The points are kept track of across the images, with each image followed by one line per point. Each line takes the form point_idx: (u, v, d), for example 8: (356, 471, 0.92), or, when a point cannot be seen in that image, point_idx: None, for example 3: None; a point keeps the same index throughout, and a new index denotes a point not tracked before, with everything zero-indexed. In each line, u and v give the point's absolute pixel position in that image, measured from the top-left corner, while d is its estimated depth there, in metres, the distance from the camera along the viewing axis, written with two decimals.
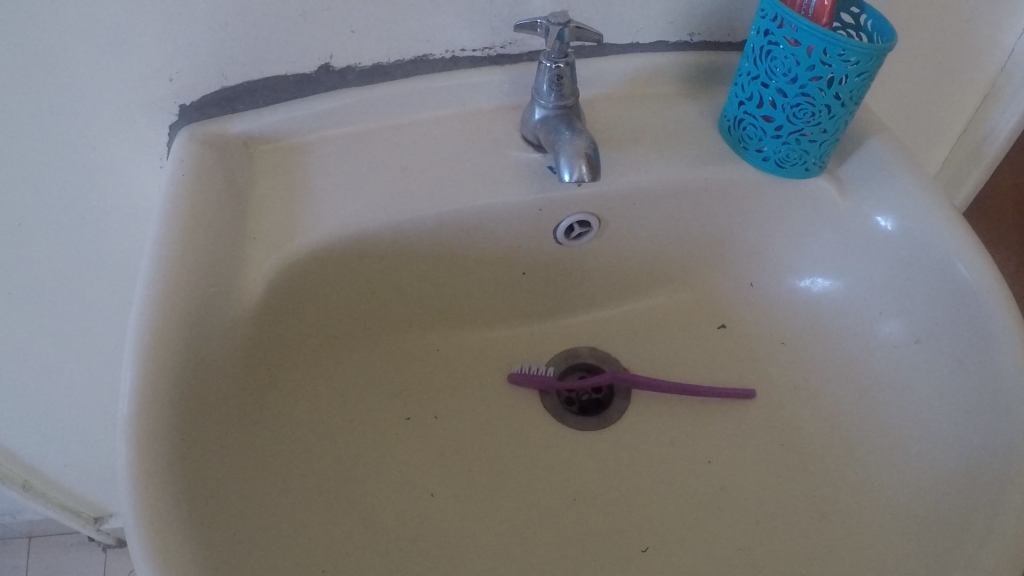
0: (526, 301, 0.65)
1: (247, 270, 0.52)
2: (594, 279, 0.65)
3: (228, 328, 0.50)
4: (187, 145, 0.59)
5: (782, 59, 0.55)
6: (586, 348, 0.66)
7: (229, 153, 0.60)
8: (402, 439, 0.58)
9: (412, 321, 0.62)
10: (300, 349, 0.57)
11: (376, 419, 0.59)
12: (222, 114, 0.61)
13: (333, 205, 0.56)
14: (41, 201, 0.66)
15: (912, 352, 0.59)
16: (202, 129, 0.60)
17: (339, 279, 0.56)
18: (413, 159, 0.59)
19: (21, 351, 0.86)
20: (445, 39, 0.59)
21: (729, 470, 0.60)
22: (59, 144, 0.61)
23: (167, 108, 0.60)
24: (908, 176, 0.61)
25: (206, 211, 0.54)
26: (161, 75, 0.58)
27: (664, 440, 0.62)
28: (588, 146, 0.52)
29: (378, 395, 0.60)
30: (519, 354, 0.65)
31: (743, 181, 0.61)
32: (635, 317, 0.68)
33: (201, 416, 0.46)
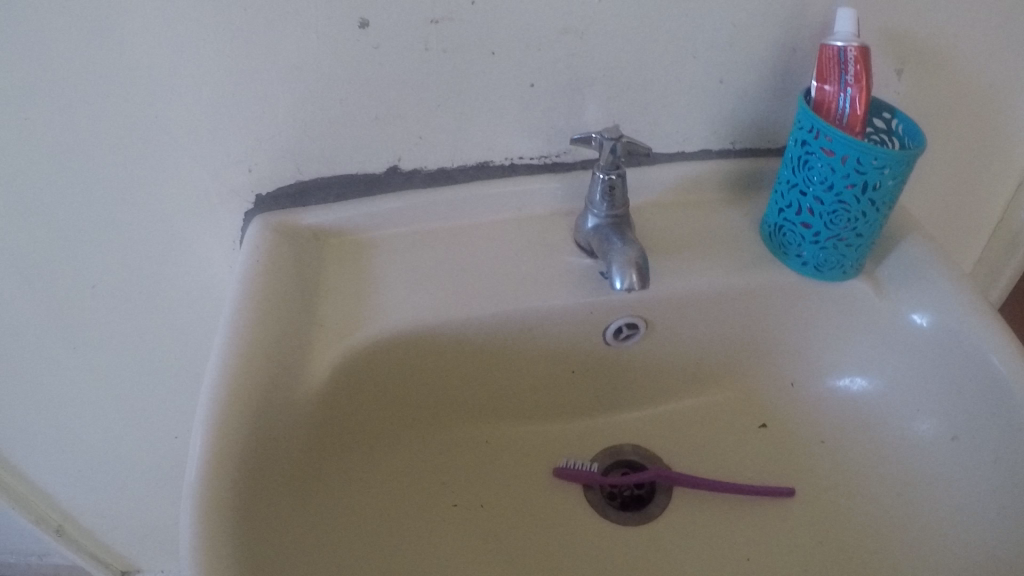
0: (573, 397, 0.67)
1: (314, 349, 0.56)
2: (637, 379, 0.68)
3: (294, 404, 0.54)
4: (260, 233, 0.63)
5: (819, 168, 0.58)
6: (628, 446, 0.69)
7: (300, 244, 0.64)
8: (448, 526, 0.61)
9: (465, 412, 0.65)
10: (357, 433, 0.60)
11: (424, 505, 0.61)
12: (294, 206, 0.66)
13: (395, 301, 0.60)
14: (119, 257, 0.73)
15: (949, 450, 0.60)
16: (276, 219, 0.64)
17: (397, 368, 0.60)
18: (472, 259, 0.63)
19: (85, 396, 0.92)
20: (505, 146, 0.64)
21: (765, 566, 0.61)
22: (143, 216, 0.68)
23: (245, 196, 0.66)
24: (944, 277, 0.63)
25: (279, 295, 0.58)
26: (241, 164, 0.63)
27: (702, 536, 0.63)
28: (638, 255, 0.55)
29: (429, 482, 0.63)
30: (564, 449, 0.68)
31: (783, 285, 0.64)
32: (676, 412, 0.70)
33: (260, 488, 0.49)
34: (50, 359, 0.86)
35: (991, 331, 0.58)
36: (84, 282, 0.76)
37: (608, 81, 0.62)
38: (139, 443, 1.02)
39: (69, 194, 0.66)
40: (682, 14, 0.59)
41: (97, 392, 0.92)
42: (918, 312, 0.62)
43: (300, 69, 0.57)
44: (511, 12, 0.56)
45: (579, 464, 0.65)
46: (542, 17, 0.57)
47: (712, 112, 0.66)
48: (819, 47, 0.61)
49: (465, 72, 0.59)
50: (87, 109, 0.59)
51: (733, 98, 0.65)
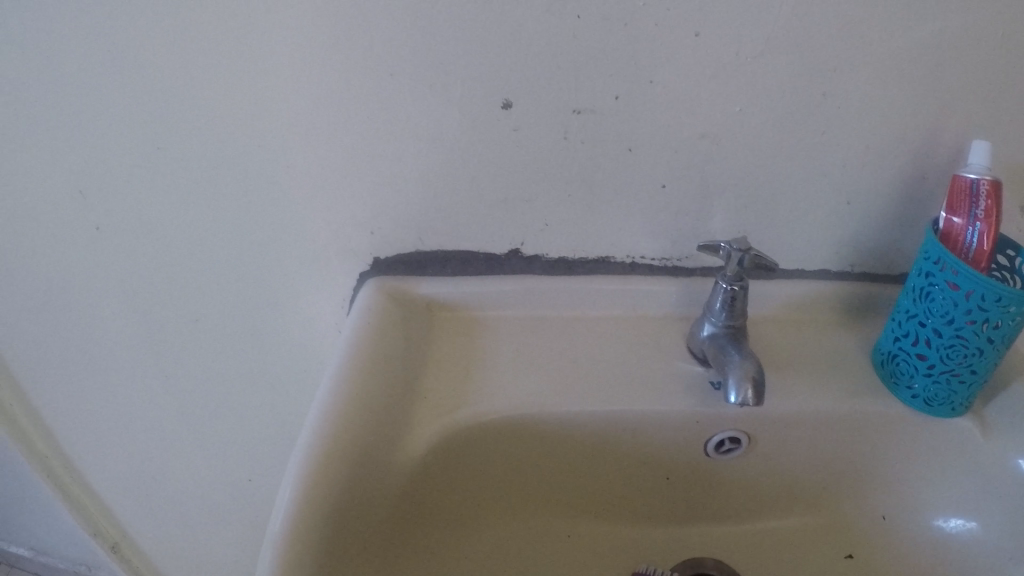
0: (662, 503, 0.65)
1: (413, 417, 0.57)
2: (729, 495, 0.65)
3: (390, 467, 0.53)
4: (373, 296, 0.64)
5: (940, 300, 0.57)
6: (711, 560, 0.65)
7: (410, 313, 0.65)
8: None
9: (550, 501, 0.64)
10: (439, 505, 0.59)
11: None
12: (410, 274, 0.66)
13: (499, 383, 0.60)
14: (226, 295, 0.75)
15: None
16: (393, 284, 0.65)
17: (491, 449, 0.59)
18: (581, 352, 0.63)
19: (169, 425, 0.94)
20: (628, 245, 0.64)
21: None
22: (260, 261, 0.70)
23: (362, 257, 0.67)
24: None
25: (386, 361, 0.59)
26: (365, 227, 0.65)
27: None
28: (755, 368, 0.54)
29: (504, 567, 0.61)
30: (645, 556, 0.65)
31: (891, 416, 0.62)
32: (760, 530, 0.67)
33: (342, 545, 0.48)
34: (142, 382, 0.88)
35: None
36: (188, 315, 0.78)
37: (736, 190, 0.62)
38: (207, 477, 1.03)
39: (196, 229, 0.68)
40: (819, 134, 0.59)
41: (182, 423, 0.94)
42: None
43: (435, 142, 0.59)
44: (650, 113, 0.57)
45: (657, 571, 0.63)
46: (680, 122, 0.58)
47: (836, 232, 0.65)
48: (952, 177, 0.59)
49: (597, 166, 0.60)
50: (230, 151, 0.61)
51: (859, 221, 0.65)
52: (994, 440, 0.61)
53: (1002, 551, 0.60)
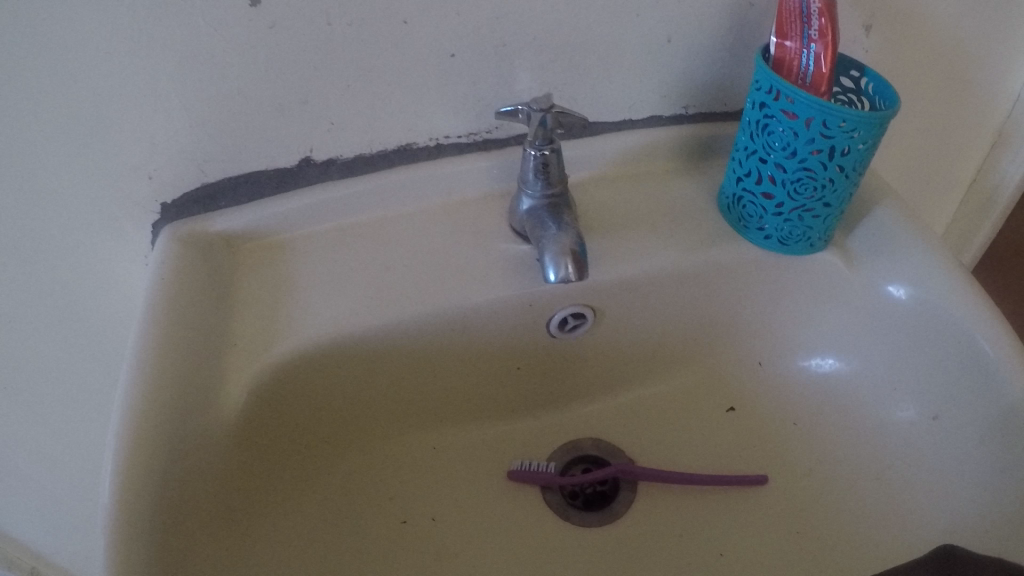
0: (526, 396, 0.61)
1: (228, 376, 0.50)
2: (589, 370, 0.61)
3: (205, 435, 0.47)
4: (169, 249, 0.55)
5: (780, 132, 0.52)
6: (588, 440, 0.62)
7: (211, 254, 0.57)
8: (397, 542, 0.54)
9: (403, 418, 0.59)
10: (275, 452, 0.53)
11: (369, 520, 0.55)
12: (203, 213, 0.58)
13: (311, 305, 0.54)
14: (5, 303, 0.63)
15: (932, 434, 0.53)
16: (186, 229, 0.57)
17: (319, 381, 0.53)
18: (400, 255, 0.57)
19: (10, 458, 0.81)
20: (429, 126, 0.58)
21: (743, 560, 0.54)
22: (40, 237, 0.57)
23: (149, 207, 0.57)
24: (913, 237, 0.56)
25: (181, 323, 0.51)
26: (139, 174, 0.55)
27: (672, 533, 0.56)
28: (574, 241, 0.51)
29: (368, 500, 0.56)
30: (522, 451, 0.61)
31: (745, 262, 0.58)
32: (635, 402, 0.63)
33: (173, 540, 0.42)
34: None
35: (965, 301, 0.52)
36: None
37: (538, 46, 0.55)
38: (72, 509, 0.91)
39: None
40: None
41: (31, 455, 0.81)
42: (892, 284, 0.56)
43: (186, 61, 0.49)
44: None
45: (535, 463, 0.59)
46: None
47: (658, 75, 0.60)
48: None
49: (373, 48, 0.52)
50: None
51: (682, 59, 0.59)
52: (858, 269, 0.58)
53: (882, 381, 0.57)
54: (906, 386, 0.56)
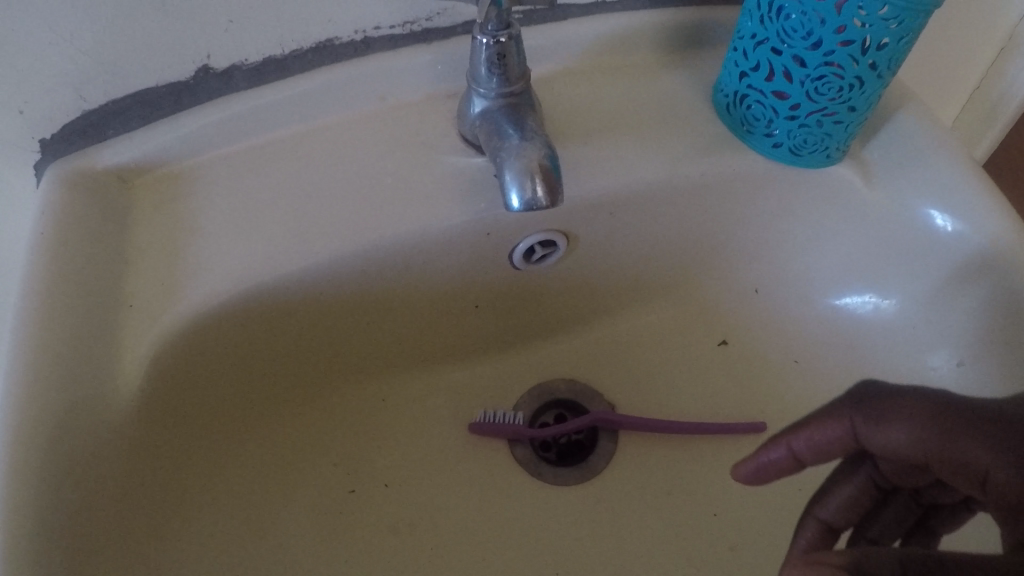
0: (490, 333, 0.53)
1: (123, 356, 0.40)
2: (558, 300, 0.53)
3: (100, 431, 0.38)
4: (53, 199, 0.44)
5: (800, 18, 0.41)
6: (562, 381, 0.54)
7: (105, 196, 0.45)
8: (345, 515, 0.47)
9: (346, 369, 0.51)
10: (195, 427, 0.45)
11: (312, 490, 0.48)
12: (87, 144, 0.45)
13: (221, 251, 0.44)
14: None
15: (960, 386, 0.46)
16: (70, 170, 0.45)
17: (240, 338, 0.45)
18: (330, 181, 0.47)
19: None
20: (353, 18, 0.46)
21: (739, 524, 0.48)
22: None
23: (25, 146, 0.44)
24: (945, 151, 0.47)
25: (61, 296, 0.40)
26: (6, 107, 0.42)
27: (660, 489, 0.50)
28: (542, 154, 0.41)
29: (311, 467, 0.49)
30: (486, 396, 0.54)
31: (748, 176, 0.49)
32: (614, 334, 0.56)
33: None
34: None
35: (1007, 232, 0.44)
36: None
37: None
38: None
39: None
40: None
41: None
42: (914, 203, 0.47)
43: None
44: None
45: (501, 414, 0.52)
46: None
47: None
48: None
49: None
50: None
51: None
52: (879, 186, 0.48)
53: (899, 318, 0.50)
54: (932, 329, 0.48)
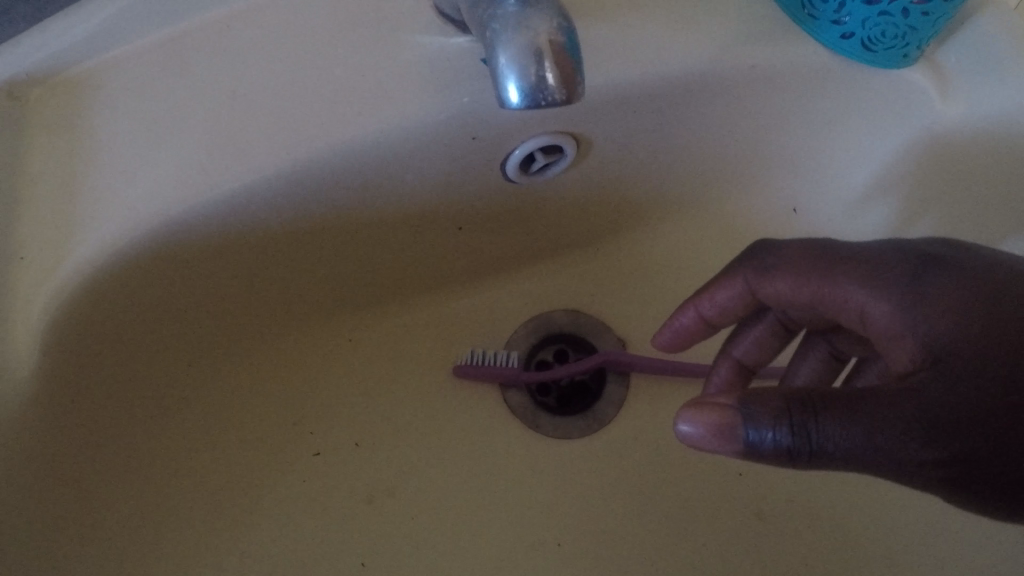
0: (478, 258, 0.46)
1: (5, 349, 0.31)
2: (555, 218, 0.45)
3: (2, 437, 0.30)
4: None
5: None
6: (562, 312, 0.47)
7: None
8: (312, 476, 0.42)
9: (307, 309, 0.43)
10: (138, 412, 0.37)
11: (275, 446, 0.42)
12: None
13: (134, 184, 0.33)
14: None
15: None
16: None
17: (185, 292, 0.37)
18: (268, 83, 0.35)
19: None
20: None
21: (766, 486, 0.44)
22: None
23: None
24: None
25: None
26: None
27: (675, 442, 0.44)
28: (553, 25, 0.29)
29: (274, 429, 0.43)
30: (474, 331, 0.47)
31: (803, 73, 0.39)
32: (617, 257, 0.48)
33: None
34: None
35: None
36: None
37: None
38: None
39: None
40: None
41: None
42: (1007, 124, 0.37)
43: None
44: None
45: (493, 355, 0.45)
46: None
47: None
48: None
49: None
50: None
51: None
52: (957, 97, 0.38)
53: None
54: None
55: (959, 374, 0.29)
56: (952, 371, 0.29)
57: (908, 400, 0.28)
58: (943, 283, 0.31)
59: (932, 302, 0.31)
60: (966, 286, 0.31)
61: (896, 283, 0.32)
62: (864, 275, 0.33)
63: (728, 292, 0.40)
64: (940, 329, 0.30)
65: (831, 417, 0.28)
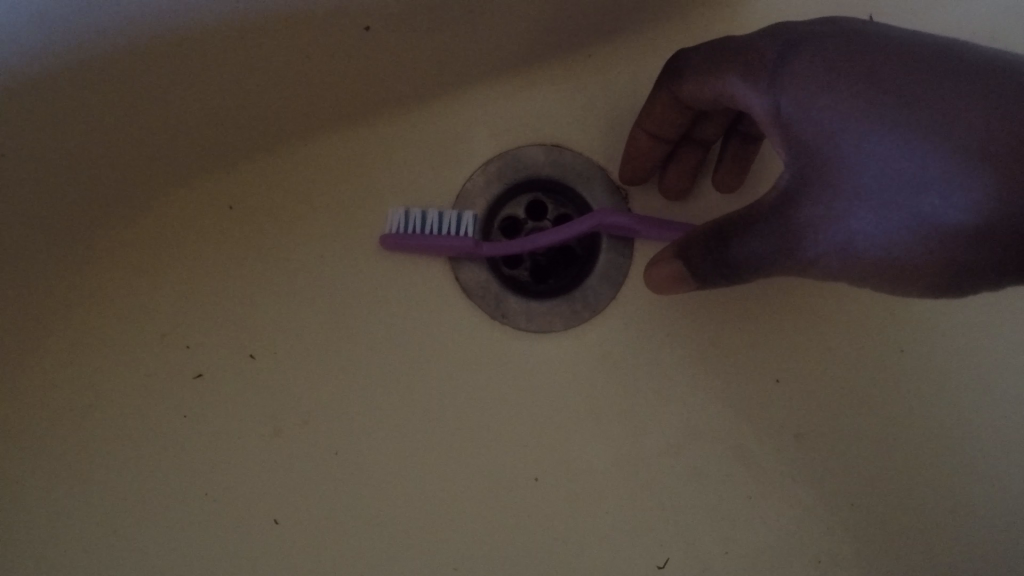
0: (425, 82, 0.33)
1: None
2: (506, 18, 0.31)
3: None
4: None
5: None
6: (536, 150, 0.35)
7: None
8: (193, 393, 0.32)
9: (135, 172, 0.31)
10: None
11: (143, 351, 0.32)
12: None
13: None
14: None
15: None
16: None
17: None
18: None
19: None
20: None
21: (803, 390, 0.35)
22: None
23: None
24: None
25: None
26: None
27: (682, 334, 0.35)
28: None
29: (134, 349, 0.32)
30: (419, 180, 0.35)
31: None
32: (610, 65, 0.35)
33: None
34: None
35: None
36: None
37: None
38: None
39: None
40: None
41: None
42: None
43: None
44: None
45: (435, 218, 0.33)
46: None
47: None
48: None
49: None
50: None
51: None
52: None
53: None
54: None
55: (866, 172, 0.26)
56: (837, 157, 0.26)
57: (818, 207, 0.26)
58: (806, 67, 0.27)
59: (802, 94, 0.27)
60: (835, 69, 0.26)
61: (761, 74, 0.28)
62: (735, 73, 0.29)
63: (655, 113, 0.33)
64: (813, 120, 0.26)
65: (754, 250, 0.27)
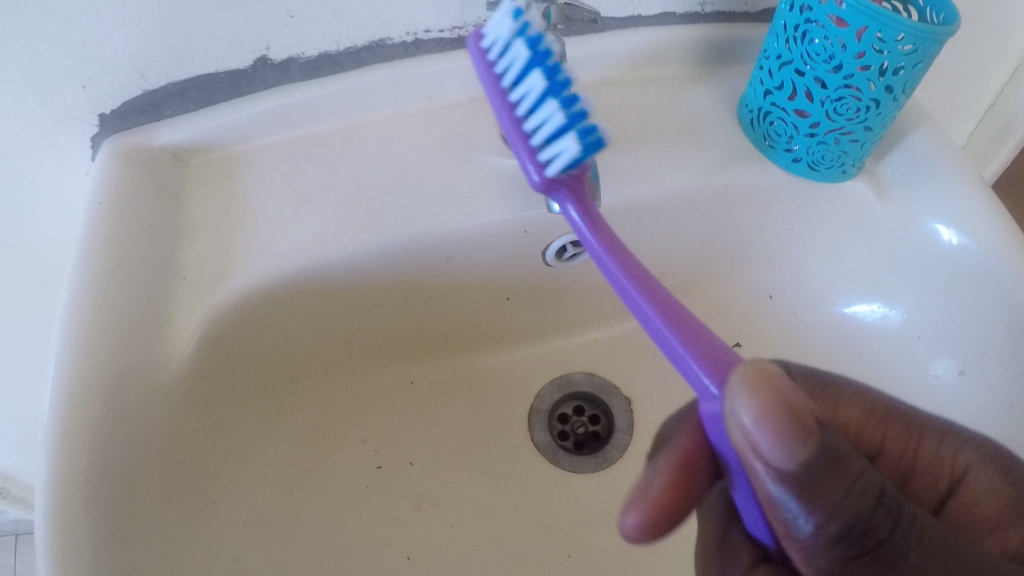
0: (520, 324, 0.57)
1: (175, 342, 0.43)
2: (567, 297, 0.56)
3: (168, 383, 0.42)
4: (116, 171, 0.47)
5: (821, 41, 0.44)
6: (581, 375, 0.58)
7: (161, 173, 0.49)
8: (369, 489, 0.51)
9: (357, 351, 0.53)
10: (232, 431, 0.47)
11: (344, 461, 0.51)
12: (146, 123, 0.49)
13: (274, 232, 0.47)
14: None
15: (962, 392, 0.48)
16: (129, 144, 0.48)
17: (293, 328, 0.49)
18: (369, 170, 0.50)
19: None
20: (406, 20, 0.49)
21: None
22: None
23: (86, 120, 0.47)
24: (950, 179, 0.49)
25: (131, 263, 0.44)
26: (71, 82, 0.44)
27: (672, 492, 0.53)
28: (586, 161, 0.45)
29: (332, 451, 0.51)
30: (507, 385, 0.57)
31: (768, 187, 0.51)
32: (627, 335, 0.59)
33: (143, 499, 0.38)
34: None
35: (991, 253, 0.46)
36: None
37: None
38: (28, 530, 1.05)
39: None
40: None
41: None
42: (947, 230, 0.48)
43: None
44: None
45: (530, 63, 0.40)
46: None
47: None
48: None
49: None
50: None
51: None
52: (891, 201, 0.51)
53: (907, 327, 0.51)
54: (937, 337, 0.50)
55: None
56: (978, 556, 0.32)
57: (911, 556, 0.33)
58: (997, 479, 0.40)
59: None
60: None
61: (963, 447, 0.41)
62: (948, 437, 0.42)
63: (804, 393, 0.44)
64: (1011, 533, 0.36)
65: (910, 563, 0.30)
